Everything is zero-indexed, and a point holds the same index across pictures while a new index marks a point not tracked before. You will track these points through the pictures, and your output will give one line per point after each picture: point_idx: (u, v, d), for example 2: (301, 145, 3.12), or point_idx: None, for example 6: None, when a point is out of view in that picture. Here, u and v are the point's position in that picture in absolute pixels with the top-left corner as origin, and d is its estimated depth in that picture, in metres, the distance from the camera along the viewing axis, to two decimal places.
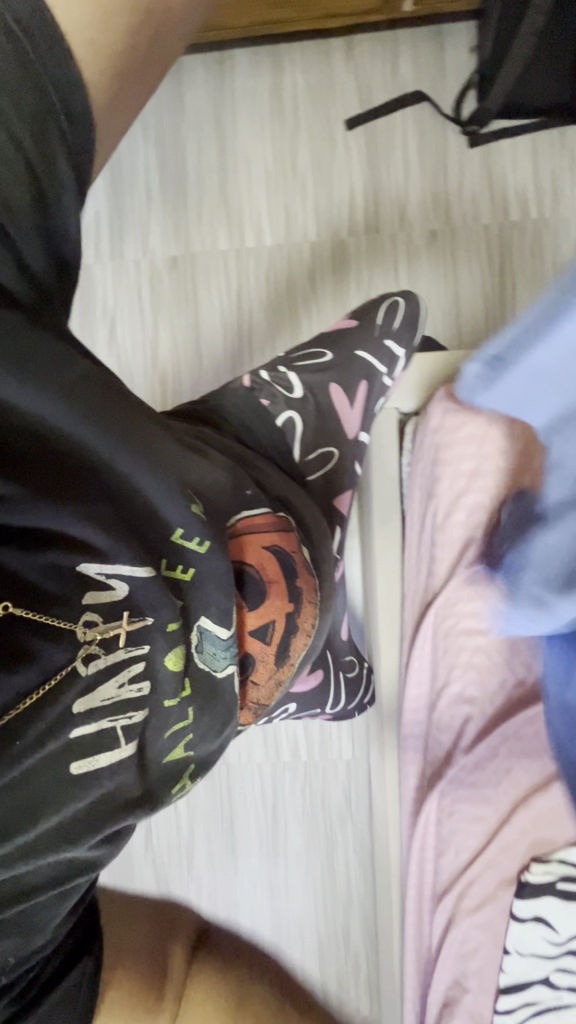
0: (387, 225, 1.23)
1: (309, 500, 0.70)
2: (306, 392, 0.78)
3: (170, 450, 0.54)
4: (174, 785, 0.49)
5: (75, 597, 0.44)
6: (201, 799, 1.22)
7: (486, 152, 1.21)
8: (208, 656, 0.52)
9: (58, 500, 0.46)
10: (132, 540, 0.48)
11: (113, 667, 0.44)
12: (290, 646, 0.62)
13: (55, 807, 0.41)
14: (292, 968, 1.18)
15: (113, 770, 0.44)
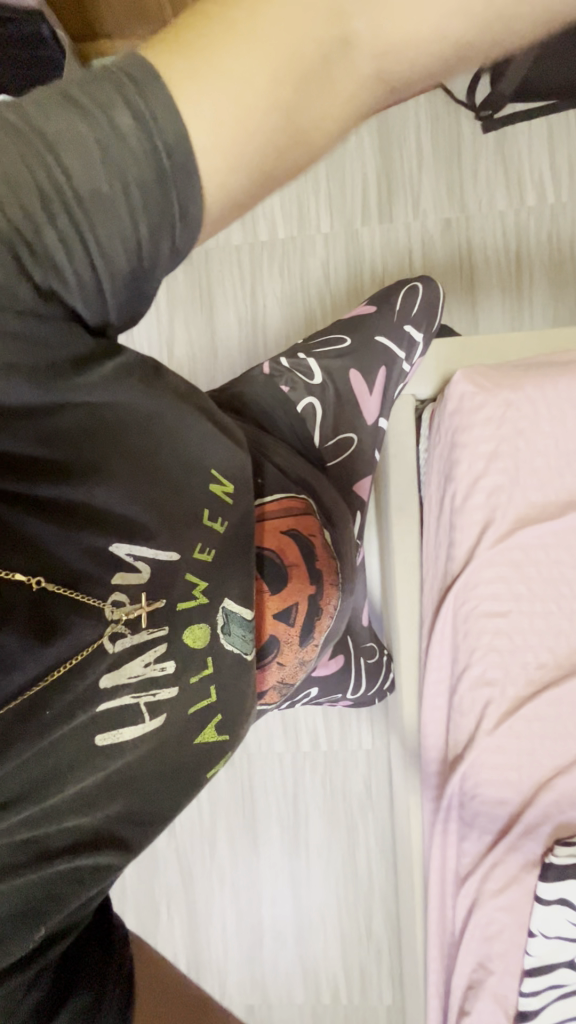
0: (401, 215, 1.22)
1: (328, 484, 0.69)
2: (326, 378, 0.78)
3: (200, 429, 0.53)
4: (200, 760, 0.52)
5: (105, 578, 0.45)
6: (222, 788, 1.23)
7: (501, 137, 1.19)
8: (236, 638, 0.53)
9: (96, 484, 0.47)
10: (162, 522, 0.50)
11: (139, 644, 0.46)
12: (314, 628, 0.63)
13: (78, 773, 0.44)
14: (314, 957, 1.19)
15: (136, 742, 0.47)
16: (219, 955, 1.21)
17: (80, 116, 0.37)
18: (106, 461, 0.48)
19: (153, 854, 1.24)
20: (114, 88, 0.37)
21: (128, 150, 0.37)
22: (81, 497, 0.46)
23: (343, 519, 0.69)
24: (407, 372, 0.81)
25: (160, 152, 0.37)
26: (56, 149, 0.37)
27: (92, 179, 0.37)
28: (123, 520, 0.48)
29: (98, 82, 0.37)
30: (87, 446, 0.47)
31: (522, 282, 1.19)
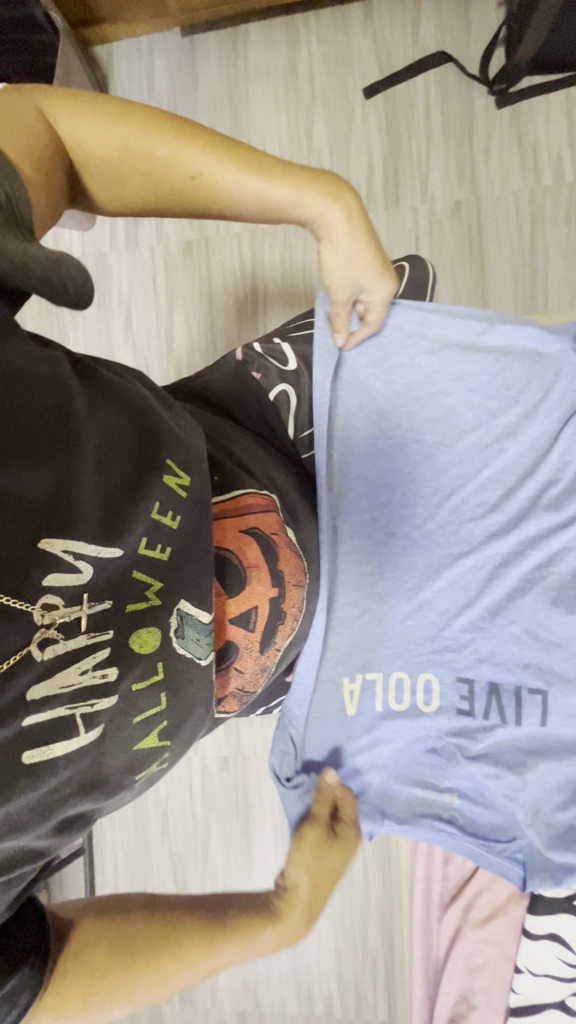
0: (408, 197, 1.16)
1: (297, 479, 0.66)
2: (302, 367, 0.71)
3: (144, 420, 0.49)
4: (138, 770, 0.48)
5: (33, 577, 0.39)
6: (216, 789, 1.21)
7: (516, 111, 1.12)
8: (190, 641, 0.48)
9: (18, 464, 0.39)
10: (104, 515, 0.43)
11: (75, 651, 0.41)
12: (276, 631, 0.59)
13: (2, 796, 0.39)
14: (308, 968, 1.15)
15: (70, 758, 0.42)
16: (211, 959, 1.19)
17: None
18: (36, 441, 0.40)
19: (147, 851, 1.23)
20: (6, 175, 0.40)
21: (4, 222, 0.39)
22: (4, 480, 0.38)
23: (313, 518, 0.65)
24: None
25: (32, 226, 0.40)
26: None
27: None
28: (55, 510, 0.41)
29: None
30: (13, 421, 0.39)
31: (537, 266, 1.11)
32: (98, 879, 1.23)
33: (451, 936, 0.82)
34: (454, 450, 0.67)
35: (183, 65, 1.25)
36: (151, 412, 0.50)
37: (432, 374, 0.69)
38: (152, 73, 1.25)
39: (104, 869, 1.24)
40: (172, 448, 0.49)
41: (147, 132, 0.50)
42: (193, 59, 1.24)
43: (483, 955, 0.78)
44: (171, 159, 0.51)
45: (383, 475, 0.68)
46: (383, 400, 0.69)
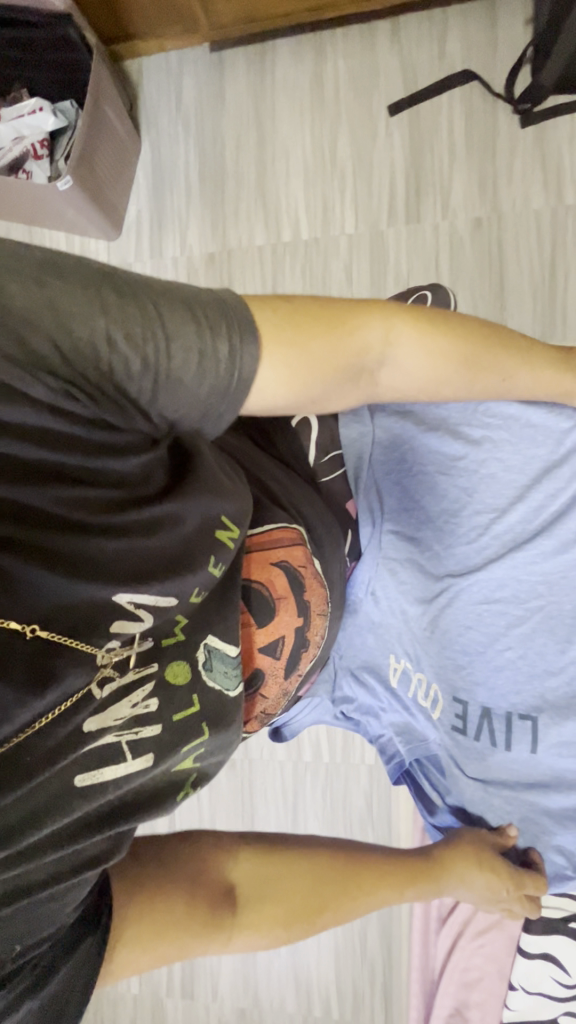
0: (429, 215, 1.17)
1: (324, 500, 0.64)
2: None
3: (218, 489, 0.48)
4: (176, 794, 0.50)
5: (102, 625, 0.42)
6: (223, 791, 1.24)
7: (540, 130, 1.12)
8: (219, 674, 0.51)
9: (111, 532, 0.43)
10: (162, 570, 0.44)
11: (127, 684, 0.45)
12: (300, 658, 0.62)
13: (57, 815, 0.42)
14: (307, 967, 1.18)
15: (118, 783, 0.45)
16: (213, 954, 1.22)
17: (191, 323, 0.42)
18: (121, 520, 0.43)
19: None
20: (223, 323, 0.43)
21: (213, 369, 0.43)
22: (88, 550, 0.42)
23: (333, 548, 0.62)
24: None
25: (233, 373, 0.44)
26: (169, 336, 0.41)
27: (178, 371, 0.42)
28: (133, 572, 0.43)
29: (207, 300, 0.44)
30: (112, 501, 0.43)
31: (557, 284, 1.11)
32: None
33: (447, 946, 0.83)
34: (462, 475, 0.63)
35: (209, 79, 1.27)
36: (221, 465, 0.51)
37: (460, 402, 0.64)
38: (181, 87, 1.28)
39: None
40: (229, 499, 0.48)
41: (436, 349, 0.50)
42: (220, 73, 1.26)
43: (478, 969, 0.79)
44: (468, 377, 0.53)
45: (395, 484, 0.67)
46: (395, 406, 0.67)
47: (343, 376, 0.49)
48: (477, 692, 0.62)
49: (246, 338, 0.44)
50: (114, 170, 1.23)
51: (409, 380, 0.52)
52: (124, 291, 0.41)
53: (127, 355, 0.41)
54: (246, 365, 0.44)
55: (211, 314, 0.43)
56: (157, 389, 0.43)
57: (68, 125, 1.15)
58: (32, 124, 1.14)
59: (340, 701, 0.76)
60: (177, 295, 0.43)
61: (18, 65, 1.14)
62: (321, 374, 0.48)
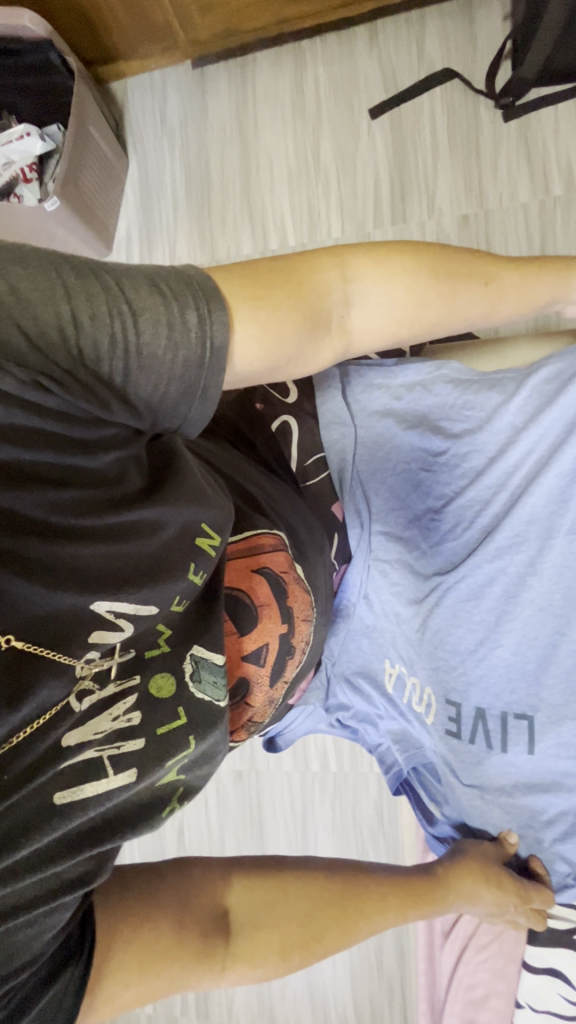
0: (415, 214, 1.17)
1: (307, 505, 0.64)
2: (304, 398, 0.66)
3: (199, 492, 0.47)
4: (163, 808, 0.49)
5: (80, 635, 0.41)
6: (231, 803, 1.22)
7: (524, 124, 1.11)
8: (208, 686, 0.50)
9: (86, 535, 0.41)
10: (141, 577, 0.43)
11: (107, 698, 0.45)
12: (286, 664, 0.61)
13: (35, 834, 0.40)
14: (323, 985, 1.14)
15: (100, 800, 0.44)
16: None
17: (158, 296, 0.41)
18: (96, 523, 0.41)
19: None
20: (192, 295, 0.42)
21: (185, 341, 0.41)
22: (61, 554, 0.40)
23: (318, 549, 0.61)
24: None
25: (206, 345, 0.42)
26: (134, 312, 0.40)
27: (150, 347, 0.40)
28: (112, 577, 0.42)
29: (175, 275, 0.42)
30: (86, 501, 0.41)
31: None
32: None
33: (455, 959, 0.81)
34: (446, 469, 0.63)
35: (192, 94, 1.29)
36: (203, 471, 0.51)
37: (439, 400, 0.64)
38: (164, 105, 1.30)
39: None
40: (210, 507, 0.47)
41: (396, 280, 0.50)
42: (202, 88, 1.28)
43: (487, 982, 0.76)
44: (441, 304, 0.52)
45: (383, 484, 0.65)
46: (379, 405, 0.66)
47: (313, 323, 0.47)
48: (471, 693, 0.60)
49: (217, 306, 0.42)
50: (100, 188, 1.25)
51: (382, 316, 0.50)
52: (89, 272, 0.40)
53: (94, 333, 0.39)
54: (220, 332, 0.42)
55: (180, 288, 0.42)
56: (130, 369, 0.41)
57: (55, 148, 1.18)
58: (20, 149, 1.17)
59: (335, 710, 0.75)
60: (143, 274, 0.41)
61: (4, 93, 1.17)
62: (295, 326, 0.46)
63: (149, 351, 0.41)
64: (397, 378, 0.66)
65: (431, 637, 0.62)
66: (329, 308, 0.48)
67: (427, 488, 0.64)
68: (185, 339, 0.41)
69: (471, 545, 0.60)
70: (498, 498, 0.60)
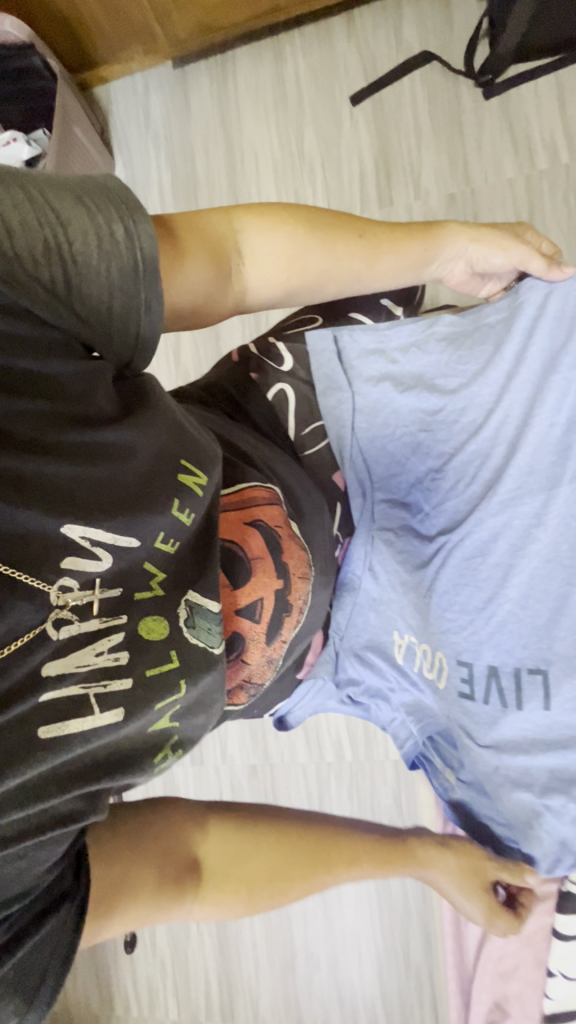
0: (402, 197, 1.17)
1: (305, 472, 0.67)
2: (297, 365, 0.70)
3: (167, 419, 0.51)
4: (155, 754, 0.50)
5: (53, 561, 0.43)
6: (246, 799, 1.20)
7: (505, 100, 1.12)
8: (202, 631, 0.50)
9: (50, 448, 0.44)
10: (116, 507, 0.46)
11: (90, 633, 0.44)
12: (283, 622, 0.61)
13: (19, 765, 0.41)
14: (350, 982, 1.11)
15: (86, 736, 0.43)
16: (250, 973, 1.17)
17: (87, 210, 0.46)
18: (63, 438, 0.45)
19: None
20: (118, 209, 0.47)
21: (117, 251, 0.47)
22: (29, 472, 0.43)
23: (316, 511, 0.64)
24: None
25: (137, 257, 0.48)
26: (65, 226, 0.46)
27: (83, 256, 0.46)
28: (89, 502, 0.45)
29: (100, 191, 0.48)
30: (47, 412, 0.45)
31: None
32: None
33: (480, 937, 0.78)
34: (443, 427, 0.62)
35: (175, 94, 1.30)
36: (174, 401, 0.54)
37: (432, 359, 0.63)
38: (148, 107, 1.31)
39: None
40: (189, 446, 0.52)
41: (283, 228, 0.57)
42: (185, 88, 1.29)
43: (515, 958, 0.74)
44: (323, 256, 0.59)
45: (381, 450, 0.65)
46: (373, 372, 0.66)
47: (217, 264, 0.55)
48: (483, 650, 0.59)
49: (140, 215, 0.48)
50: None
51: (267, 266, 0.58)
52: (20, 190, 0.45)
53: (29, 242, 0.44)
54: (148, 243, 0.48)
55: (106, 203, 0.47)
56: (70, 280, 0.46)
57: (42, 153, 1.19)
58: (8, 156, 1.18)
59: (345, 686, 0.74)
60: (69, 190, 0.47)
61: None
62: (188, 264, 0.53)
63: (84, 259, 0.46)
64: (391, 343, 0.65)
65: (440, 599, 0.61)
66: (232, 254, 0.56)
67: (424, 450, 0.63)
68: (117, 249, 0.47)
69: (471, 501, 0.59)
70: (498, 450, 0.58)
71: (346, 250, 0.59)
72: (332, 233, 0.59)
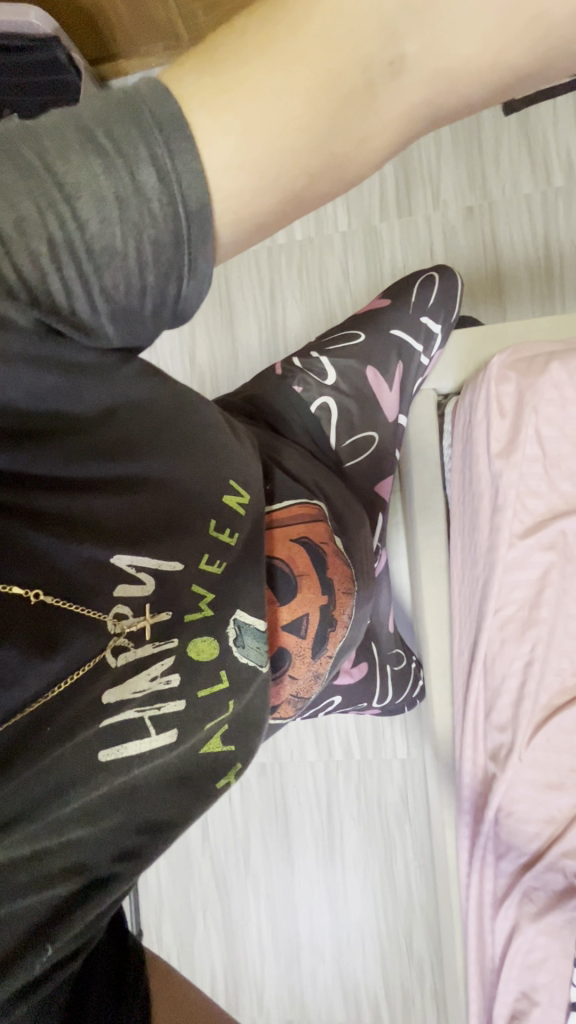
0: (421, 206, 1.17)
1: (339, 485, 0.71)
2: (339, 379, 0.79)
3: (198, 443, 0.53)
4: (218, 778, 0.50)
5: (105, 589, 0.43)
6: (255, 797, 1.22)
7: (524, 116, 1.13)
8: (251, 650, 0.52)
9: (91, 484, 0.45)
10: (160, 534, 0.48)
11: (144, 656, 0.44)
12: (327, 638, 0.63)
13: (82, 787, 0.41)
14: (354, 974, 1.15)
15: (143, 757, 0.44)
16: (256, 968, 1.19)
17: (97, 163, 0.35)
18: (105, 468, 0.46)
19: (189, 862, 1.24)
20: (145, 142, 0.35)
21: (148, 210, 0.36)
22: (77, 506, 0.44)
23: (358, 524, 0.69)
24: (426, 365, 0.81)
25: (177, 211, 0.37)
26: (79, 185, 0.36)
27: (107, 223, 0.36)
28: (131, 531, 0.46)
29: (107, 126, 0.36)
30: (88, 448, 0.45)
31: (552, 266, 1.12)
32: (142, 892, 1.25)
33: None
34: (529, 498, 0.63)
35: None
36: (205, 415, 0.56)
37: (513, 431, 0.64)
38: None
39: (149, 880, 1.26)
40: (227, 468, 0.55)
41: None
42: None
43: None
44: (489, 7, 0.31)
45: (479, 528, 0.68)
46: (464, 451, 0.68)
47: (327, 100, 0.35)
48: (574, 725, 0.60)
49: (178, 139, 0.35)
50: None
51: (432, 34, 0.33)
52: (9, 162, 0.35)
53: (33, 239, 0.36)
54: (187, 186, 0.36)
55: (117, 146, 0.35)
56: (95, 257, 0.37)
57: None
58: None
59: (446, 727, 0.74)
60: (84, 125, 0.36)
61: None
62: (284, 111, 0.35)
63: (107, 226, 0.36)
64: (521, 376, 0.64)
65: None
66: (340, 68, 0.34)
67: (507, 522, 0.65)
68: (147, 204, 0.36)
69: None
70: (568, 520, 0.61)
71: None
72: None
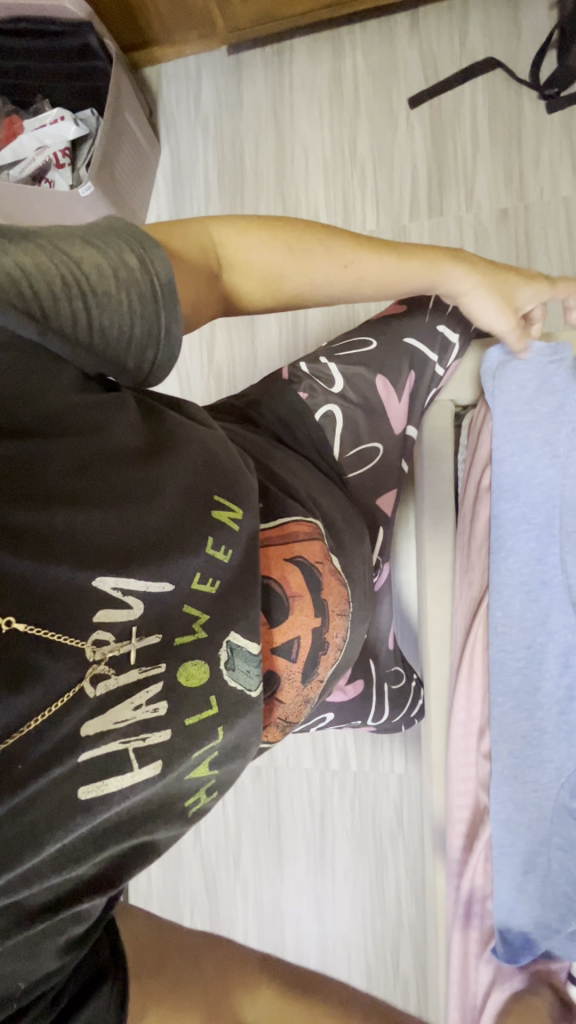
0: (453, 207, 1.13)
1: (339, 499, 0.69)
2: (347, 387, 0.76)
3: (192, 459, 0.51)
4: (188, 800, 0.49)
5: (85, 615, 0.42)
6: (248, 799, 1.21)
7: (568, 115, 1.08)
8: (241, 674, 0.50)
9: (75, 500, 0.43)
10: (150, 554, 0.45)
11: (129, 685, 0.43)
12: (318, 661, 0.61)
13: (57, 833, 0.39)
14: None
15: (125, 793, 0.42)
16: None
17: (91, 246, 0.46)
18: (91, 484, 0.44)
19: (179, 858, 1.24)
20: (128, 240, 0.47)
21: (135, 277, 0.47)
22: (59, 524, 0.42)
23: (355, 544, 0.68)
24: (440, 375, 0.77)
25: (155, 282, 0.48)
26: (78, 257, 0.45)
27: (101, 283, 0.45)
28: (117, 552, 0.44)
29: (109, 228, 0.48)
30: (72, 465, 0.44)
31: None
32: (132, 885, 1.25)
33: None
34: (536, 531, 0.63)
35: (228, 83, 1.27)
36: (197, 430, 0.54)
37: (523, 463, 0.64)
38: (199, 92, 1.28)
39: (139, 873, 1.26)
40: (222, 482, 0.52)
41: (243, 235, 0.58)
42: (238, 77, 1.26)
43: None
44: (293, 267, 0.60)
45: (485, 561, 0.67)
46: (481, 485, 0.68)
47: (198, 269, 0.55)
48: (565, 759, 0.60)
49: (147, 242, 0.48)
50: (134, 179, 1.24)
51: (253, 263, 0.59)
52: (18, 238, 0.43)
53: (46, 277, 0.43)
54: (161, 267, 0.48)
55: (114, 238, 0.47)
56: (88, 310, 0.45)
57: (88, 134, 1.17)
58: (54, 134, 1.16)
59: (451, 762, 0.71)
60: (77, 229, 0.47)
61: (38, 78, 1.18)
62: (188, 271, 0.53)
63: (100, 288, 0.45)
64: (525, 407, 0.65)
65: (546, 659, 0.61)
66: (203, 259, 0.56)
67: None
68: (134, 275, 0.47)
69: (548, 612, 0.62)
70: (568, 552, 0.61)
71: (325, 260, 0.60)
72: (313, 248, 0.60)
